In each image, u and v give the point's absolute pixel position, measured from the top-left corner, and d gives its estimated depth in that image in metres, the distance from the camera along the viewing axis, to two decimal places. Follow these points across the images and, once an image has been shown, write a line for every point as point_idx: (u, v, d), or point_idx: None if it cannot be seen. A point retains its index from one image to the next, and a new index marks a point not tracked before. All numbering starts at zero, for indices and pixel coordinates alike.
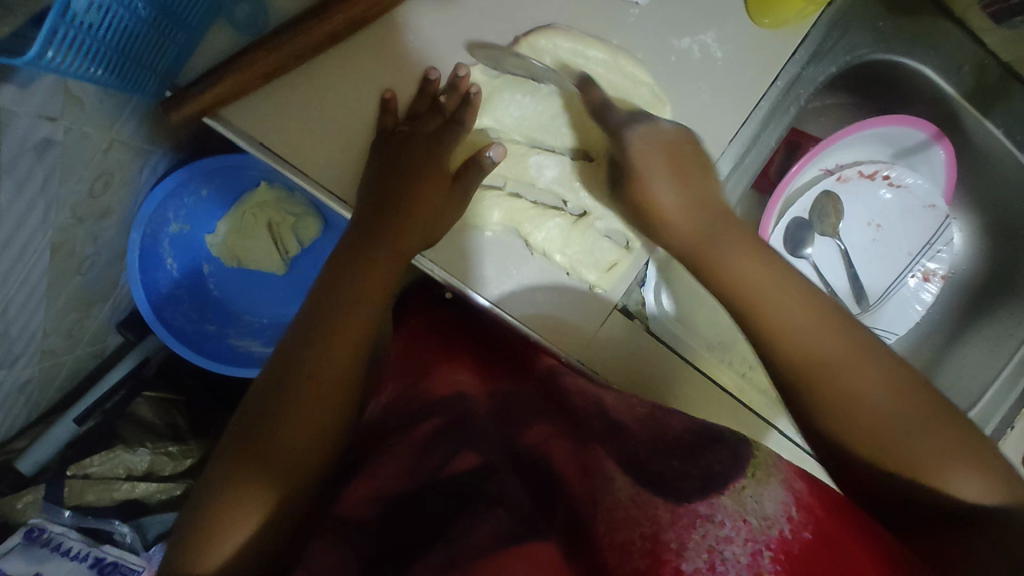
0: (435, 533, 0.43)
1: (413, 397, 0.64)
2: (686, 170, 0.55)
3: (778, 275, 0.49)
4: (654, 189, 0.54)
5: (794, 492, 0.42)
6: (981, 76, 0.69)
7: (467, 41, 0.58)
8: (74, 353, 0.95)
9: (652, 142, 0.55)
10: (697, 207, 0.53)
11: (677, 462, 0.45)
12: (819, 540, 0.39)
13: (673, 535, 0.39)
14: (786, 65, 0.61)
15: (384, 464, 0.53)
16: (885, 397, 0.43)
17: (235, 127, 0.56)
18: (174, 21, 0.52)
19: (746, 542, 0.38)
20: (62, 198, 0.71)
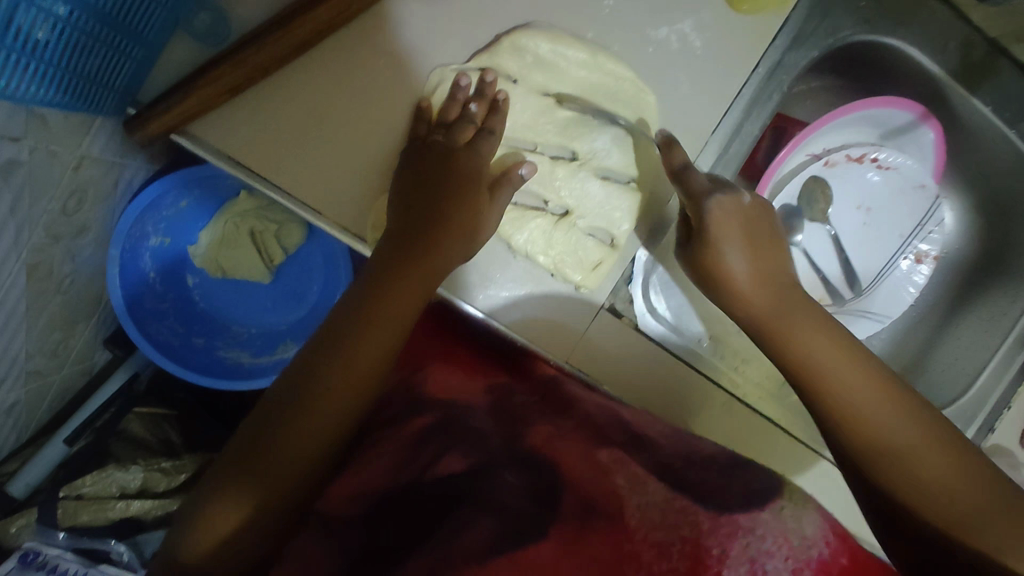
0: (424, 533, 0.43)
1: (409, 387, 0.61)
2: (761, 248, 0.55)
3: (852, 353, 0.51)
4: (729, 263, 0.54)
5: (829, 521, 0.43)
6: (967, 53, 0.68)
7: (439, 40, 0.56)
8: (61, 373, 0.93)
9: (728, 211, 0.54)
10: (770, 282, 0.54)
11: (713, 479, 0.46)
12: (854, 565, 0.40)
13: (714, 540, 0.38)
14: (768, 51, 0.59)
15: (373, 458, 0.52)
16: (944, 475, 0.45)
17: (202, 142, 0.55)
18: (131, 37, 0.50)
19: (787, 558, 0.38)
20: (35, 217, 0.69)
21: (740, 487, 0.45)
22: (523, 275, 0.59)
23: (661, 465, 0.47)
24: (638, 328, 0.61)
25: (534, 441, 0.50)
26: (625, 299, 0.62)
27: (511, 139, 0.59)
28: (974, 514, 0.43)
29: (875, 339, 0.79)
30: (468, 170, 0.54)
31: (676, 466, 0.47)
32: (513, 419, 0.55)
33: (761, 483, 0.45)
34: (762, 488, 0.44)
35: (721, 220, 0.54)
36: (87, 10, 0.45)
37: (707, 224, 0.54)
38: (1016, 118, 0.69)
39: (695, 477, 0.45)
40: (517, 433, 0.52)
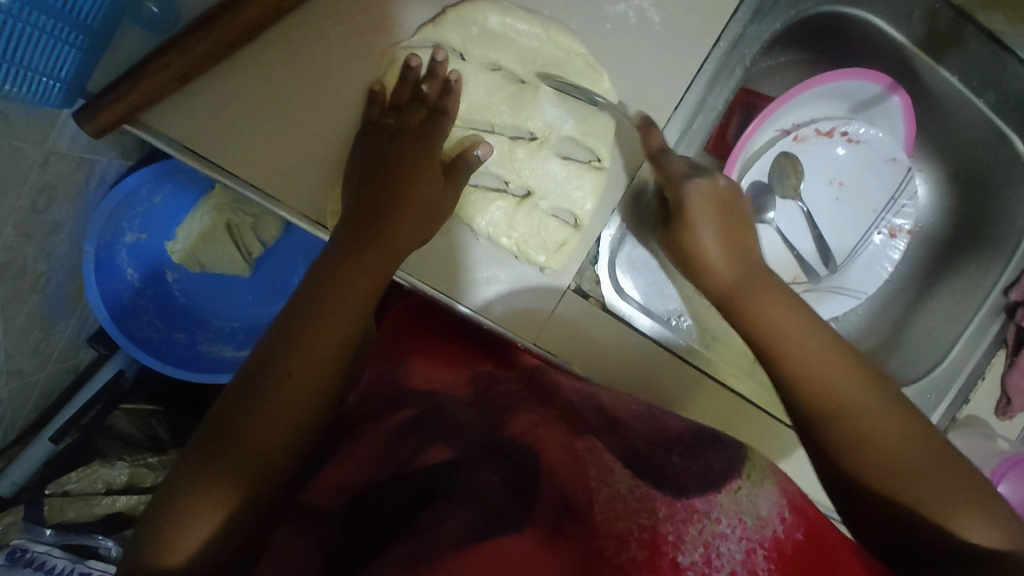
0: (404, 525, 0.42)
1: (389, 382, 0.59)
2: (733, 227, 0.55)
3: (807, 322, 0.50)
4: (699, 238, 0.54)
5: (788, 494, 0.43)
6: (932, 22, 0.67)
7: (393, 22, 0.56)
8: (44, 372, 0.94)
9: (706, 193, 0.54)
10: (738, 258, 0.54)
11: (678, 459, 0.45)
12: (809, 541, 0.39)
13: (670, 528, 0.38)
14: (728, 24, 0.59)
15: (355, 452, 0.51)
16: (890, 439, 0.44)
17: (155, 131, 0.54)
18: (81, 28, 0.50)
19: (741, 540, 0.38)
20: (1, 215, 0.69)
21: (703, 468, 0.44)
22: (487, 260, 0.59)
23: (631, 451, 0.47)
24: (605, 308, 0.61)
25: (515, 431, 0.49)
26: (592, 279, 0.62)
27: (468, 120, 0.58)
28: (900, 468, 0.43)
29: (851, 316, 0.78)
30: (418, 153, 0.54)
31: (644, 450, 0.47)
32: (497, 409, 0.54)
33: (722, 461, 0.45)
34: (722, 469, 0.43)
35: (696, 202, 0.54)
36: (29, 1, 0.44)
37: (684, 201, 0.54)
38: (984, 87, 0.69)
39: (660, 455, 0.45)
40: (497, 423, 0.51)
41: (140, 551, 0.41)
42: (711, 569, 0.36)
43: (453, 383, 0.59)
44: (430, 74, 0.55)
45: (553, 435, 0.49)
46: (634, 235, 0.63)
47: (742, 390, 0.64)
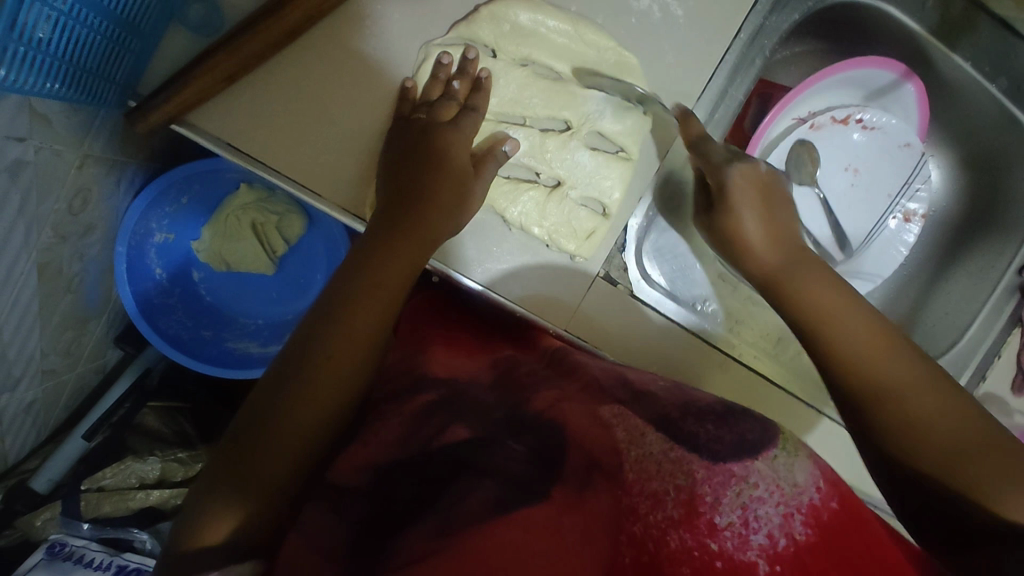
0: (429, 498, 0.43)
1: (410, 368, 0.59)
2: (773, 213, 0.58)
3: (854, 306, 0.51)
4: (747, 227, 0.57)
5: (822, 467, 0.44)
6: (946, 10, 0.69)
7: (426, 22, 0.58)
8: (75, 371, 0.96)
9: (750, 180, 0.58)
10: (784, 244, 0.57)
11: (711, 428, 0.46)
12: (843, 510, 0.41)
13: (708, 489, 0.40)
14: (748, 16, 0.61)
15: (379, 431, 0.50)
16: (943, 420, 0.44)
17: (200, 129, 0.56)
18: (130, 31, 0.52)
19: (778, 504, 0.39)
20: (42, 218, 0.72)
21: (737, 437, 0.45)
22: (519, 250, 0.61)
23: (662, 417, 0.47)
24: (633, 294, 0.63)
25: (539, 406, 0.50)
26: (620, 267, 0.64)
27: (500, 114, 0.60)
28: (955, 448, 0.43)
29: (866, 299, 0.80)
30: (446, 144, 0.55)
31: (675, 416, 0.48)
32: (517, 385, 0.54)
33: (755, 432, 0.46)
34: (756, 438, 0.44)
35: (747, 184, 0.58)
36: (84, 6, 0.47)
37: (727, 189, 0.57)
38: (995, 72, 0.70)
39: (703, 427, 0.46)
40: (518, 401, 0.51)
41: (177, 543, 0.44)
42: (749, 531, 0.38)
43: (475, 368, 0.59)
44: (461, 71, 0.57)
45: (578, 408, 0.49)
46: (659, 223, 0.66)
47: (766, 372, 0.66)
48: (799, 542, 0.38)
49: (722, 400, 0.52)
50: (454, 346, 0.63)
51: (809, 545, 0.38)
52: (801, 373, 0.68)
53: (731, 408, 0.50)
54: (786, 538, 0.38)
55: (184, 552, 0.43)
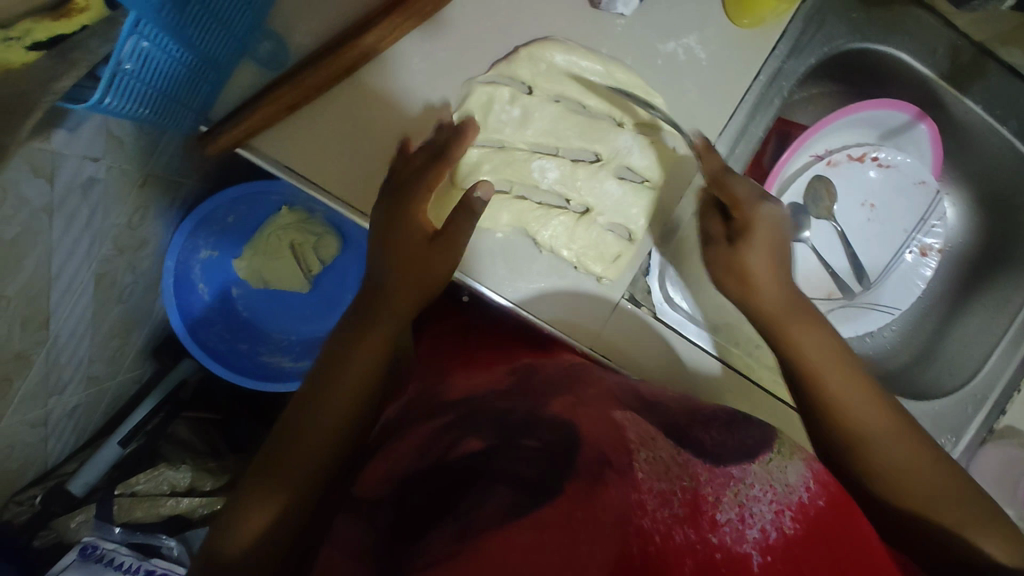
0: (447, 506, 0.45)
1: (429, 397, 0.63)
2: (784, 256, 0.58)
3: (843, 358, 0.56)
4: (750, 263, 0.57)
5: (814, 471, 0.47)
6: (956, 57, 0.72)
7: (467, 58, 0.62)
8: (116, 380, 1.01)
9: (776, 220, 0.57)
10: (787, 289, 0.58)
11: (714, 434, 0.50)
12: (830, 508, 0.44)
13: (710, 489, 0.43)
14: (768, 59, 0.65)
15: (399, 447, 0.55)
16: (896, 449, 0.52)
17: (264, 154, 0.61)
18: (210, 64, 0.57)
19: (772, 502, 0.42)
20: (105, 231, 0.78)
21: (738, 443, 0.49)
22: (546, 274, 0.64)
23: (670, 424, 0.51)
24: (656, 317, 0.66)
25: (555, 408, 0.51)
26: (643, 289, 0.66)
27: (537, 145, 0.64)
28: (914, 481, 0.51)
29: (884, 331, 0.83)
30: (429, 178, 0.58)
31: (682, 424, 0.51)
32: (536, 392, 0.56)
33: (755, 436, 0.50)
34: (754, 442, 0.48)
35: (759, 227, 0.57)
36: (184, 47, 0.52)
37: (751, 230, 0.57)
38: (1007, 115, 0.73)
39: (711, 433, 0.50)
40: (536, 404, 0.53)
41: (215, 545, 0.48)
42: (745, 525, 0.41)
43: (491, 381, 0.61)
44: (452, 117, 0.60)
45: (591, 412, 0.51)
46: None
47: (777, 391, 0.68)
48: (789, 535, 0.41)
49: (724, 409, 0.56)
50: (472, 368, 0.67)
51: (797, 539, 0.41)
52: None
53: (737, 418, 0.54)
54: (777, 531, 0.41)
55: (222, 551, 0.48)
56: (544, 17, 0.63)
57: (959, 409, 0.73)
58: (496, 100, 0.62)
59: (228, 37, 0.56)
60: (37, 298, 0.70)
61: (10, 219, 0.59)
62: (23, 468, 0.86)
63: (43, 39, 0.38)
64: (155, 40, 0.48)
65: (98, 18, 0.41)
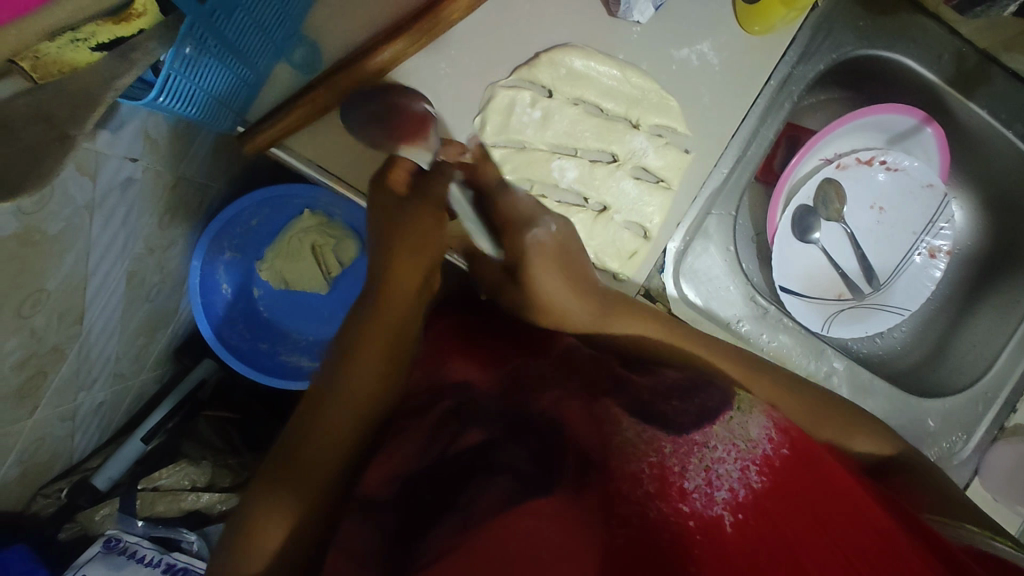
0: (447, 502, 0.44)
1: (433, 382, 0.59)
2: (569, 267, 0.61)
3: (674, 331, 0.63)
4: (541, 286, 0.59)
5: (775, 421, 0.48)
6: (961, 63, 0.74)
7: (489, 60, 0.64)
8: (140, 378, 1.03)
9: (546, 244, 0.60)
10: (587, 291, 0.61)
11: (677, 402, 0.50)
12: (795, 454, 0.45)
13: (676, 460, 0.43)
14: (778, 66, 0.68)
15: (399, 444, 0.51)
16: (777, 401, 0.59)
17: (297, 153, 0.64)
18: (248, 66, 0.59)
19: (736, 459, 0.43)
20: (139, 230, 0.81)
21: (698, 408, 0.49)
22: None
23: (637, 400, 0.50)
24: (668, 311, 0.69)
25: (543, 405, 0.52)
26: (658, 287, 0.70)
27: (556, 146, 0.66)
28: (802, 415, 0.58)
29: (895, 332, 0.84)
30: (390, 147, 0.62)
31: (648, 399, 0.51)
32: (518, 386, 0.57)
33: (714, 399, 0.50)
34: (714, 403, 0.48)
35: (534, 255, 0.59)
36: (231, 51, 0.55)
37: (529, 254, 0.59)
38: (1011, 119, 0.75)
39: (673, 401, 0.50)
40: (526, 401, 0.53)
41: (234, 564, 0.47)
42: (712, 488, 0.41)
43: (485, 381, 0.58)
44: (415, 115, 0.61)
45: (578, 405, 0.50)
46: (695, 249, 0.72)
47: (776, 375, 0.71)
48: (757, 489, 0.41)
49: (684, 373, 0.56)
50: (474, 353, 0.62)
51: (765, 491, 0.42)
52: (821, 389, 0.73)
53: (697, 380, 0.54)
54: (746, 488, 0.41)
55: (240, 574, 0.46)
56: (564, 23, 0.65)
57: (970, 406, 0.75)
58: (518, 102, 0.64)
59: (269, 39, 0.59)
60: (74, 293, 0.73)
61: (56, 215, 0.63)
62: (52, 461, 0.89)
63: (105, 42, 0.42)
64: (204, 44, 0.51)
65: (152, 22, 0.45)
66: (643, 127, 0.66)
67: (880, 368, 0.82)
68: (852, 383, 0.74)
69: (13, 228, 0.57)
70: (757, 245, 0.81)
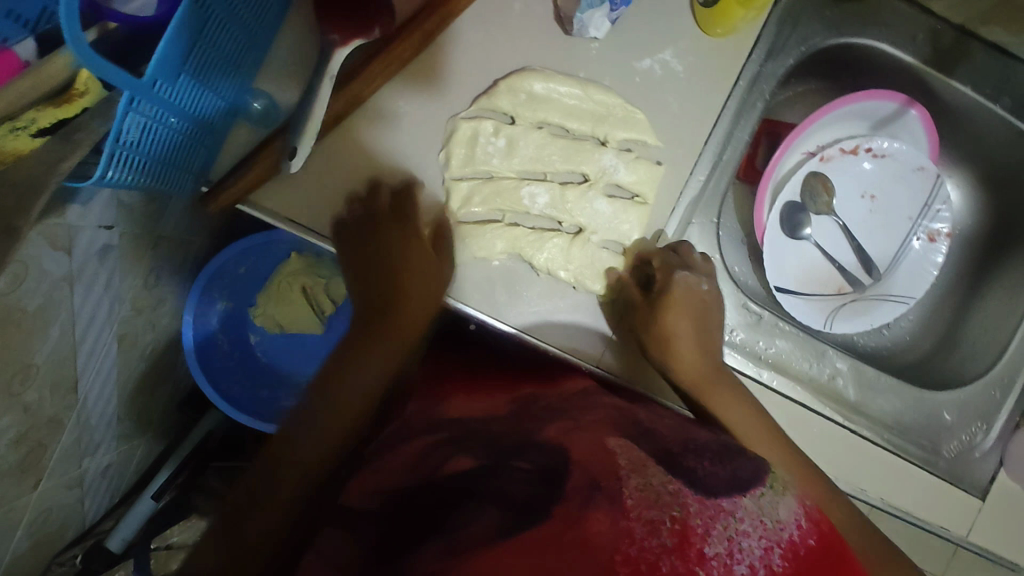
0: (434, 524, 0.46)
1: (424, 417, 0.63)
2: (702, 329, 0.66)
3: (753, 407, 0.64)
4: (672, 326, 0.64)
5: (807, 508, 0.47)
6: (937, 41, 0.71)
7: (448, 94, 0.63)
8: (145, 436, 1.04)
9: (691, 290, 0.65)
10: (705, 352, 0.66)
11: (706, 463, 0.49)
12: (821, 547, 0.43)
13: (700, 521, 0.41)
14: (745, 65, 0.66)
15: (388, 462, 0.56)
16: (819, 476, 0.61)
17: (262, 208, 0.62)
18: (204, 128, 0.58)
19: (761, 537, 0.41)
20: (123, 293, 0.81)
21: (730, 473, 0.48)
22: (547, 295, 0.65)
23: (663, 451, 0.50)
24: None
25: (549, 434, 0.53)
26: None
27: (525, 172, 0.65)
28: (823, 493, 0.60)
29: (902, 321, 0.81)
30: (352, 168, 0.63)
31: (675, 452, 0.50)
32: (531, 419, 0.57)
33: (749, 469, 0.49)
34: (748, 475, 0.47)
35: (677, 297, 0.65)
36: (182, 115, 0.53)
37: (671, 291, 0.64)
38: (998, 93, 0.72)
39: (703, 463, 0.49)
40: (532, 431, 0.55)
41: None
42: (733, 561, 0.40)
43: (491, 408, 0.62)
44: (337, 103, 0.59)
45: (584, 437, 0.51)
46: None
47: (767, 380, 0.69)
48: (777, 573, 0.40)
49: (717, 437, 0.55)
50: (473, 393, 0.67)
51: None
52: (836, 396, 0.71)
53: (732, 447, 0.53)
54: (765, 570, 0.40)
55: None
56: (520, 47, 0.64)
57: (987, 395, 0.71)
58: (481, 132, 0.63)
59: (222, 96, 0.58)
60: (63, 364, 0.73)
61: (33, 292, 0.62)
62: (63, 529, 0.89)
63: (47, 126, 0.42)
64: (152, 112, 0.49)
65: (97, 99, 0.45)
66: (612, 143, 0.65)
67: (889, 361, 0.79)
68: (858, 382, 0.72)
69: None
70: (747, 246, 0.80)
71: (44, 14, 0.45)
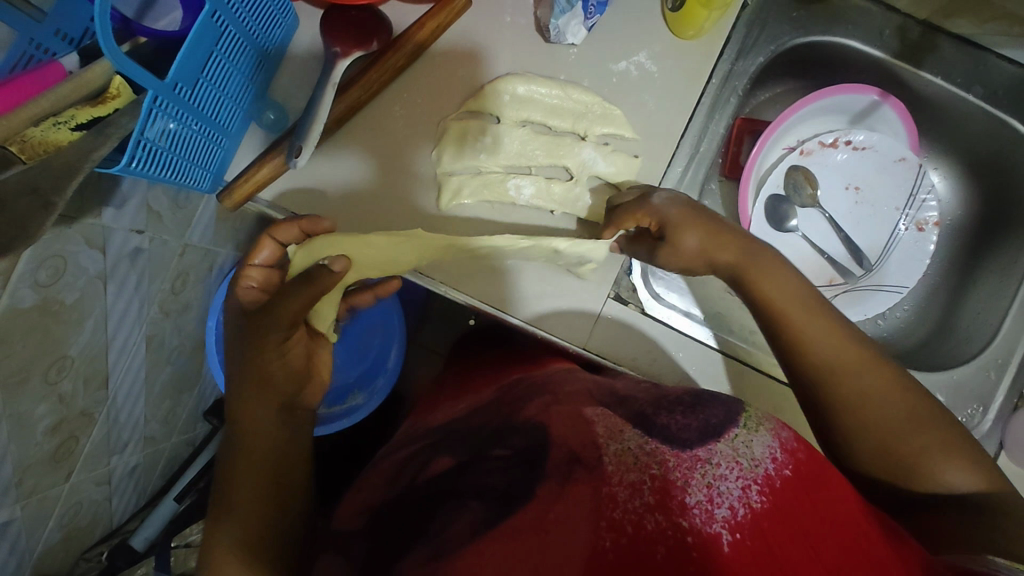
0: (419, 531, 0.47)
1: (419, 425, 0.71)
2: (713, 223, 0.62)
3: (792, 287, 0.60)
4: (689, 239, 0.61)
5: (782, 438, 0.49)
6: (904, 36, 0.76)
7: (440, 99, 0.70)
8: (170, 441, 1.10)
9: (675, 203, 0.63)
10: (725, 245, 0.62)
11: (679, 416, 0.50)
12: (797, 476, 0.46)
13: (679, 474, 0.44)
14: (717, 63, 0.71)
15: (369, 482, 0.62)
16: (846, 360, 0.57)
17: (272, 204, 0.68)
18: (218, 131, 0.64)
19: (738, 478, 0.44)
20: (152, 295, 0.88)
21: (701, 423, 0.50)
22: (542, 279, 0.68)
23: (638, 414, 0.52)
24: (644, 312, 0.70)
25: (529, 413, 0.55)
26: (628, 288, 0.72)
27: (512, 166, 0.70)
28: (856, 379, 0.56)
29: (897, 311, 0.82)
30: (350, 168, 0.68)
31: (649, 411, 0.52)
32: (514, 400, 0.61)
33: (719, 415, 0.51)
34: (720, 421, 0.49)
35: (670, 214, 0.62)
36: (199, 118, 0.60)
37: (666, 214, 0.62)
38: (969, 83, 0.75)
39: (677, 415, 0.51)
40: (513, 413, 0.57)
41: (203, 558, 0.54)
42: (713, 506, 0.42)
43: (475, 401, 0.67)
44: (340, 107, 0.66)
45: (563, 410, 0.54)
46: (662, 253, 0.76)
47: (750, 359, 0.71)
48: (756, 509, 0.43)
49: (691, 389, 0.57)
50: (462, 395, 0.73)
51: (765, 511, 0.43)
52: None
53: (705, 395, 0.56)
54: (745, 507, 0.43)
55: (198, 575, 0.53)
56: (505, 56, 0.70)
57: (982, 376, 0.71)
58: (469, 131, 0.69)
59: (235, 104, 0.65)
60: (97, 359, 0.79)
61: (71, 286, 0.69)
62: (92, 525, 0.94)
63: (84, 121, 0.49)
64: (179, 117, 0.57)
65: (127, 102, 0.52)
66: (591, 138, 0.70)
67: (888, 350, 0.79)
68: None
69: (34, 301, 0.63)
70: None
71: (86, 34, 0.53)
